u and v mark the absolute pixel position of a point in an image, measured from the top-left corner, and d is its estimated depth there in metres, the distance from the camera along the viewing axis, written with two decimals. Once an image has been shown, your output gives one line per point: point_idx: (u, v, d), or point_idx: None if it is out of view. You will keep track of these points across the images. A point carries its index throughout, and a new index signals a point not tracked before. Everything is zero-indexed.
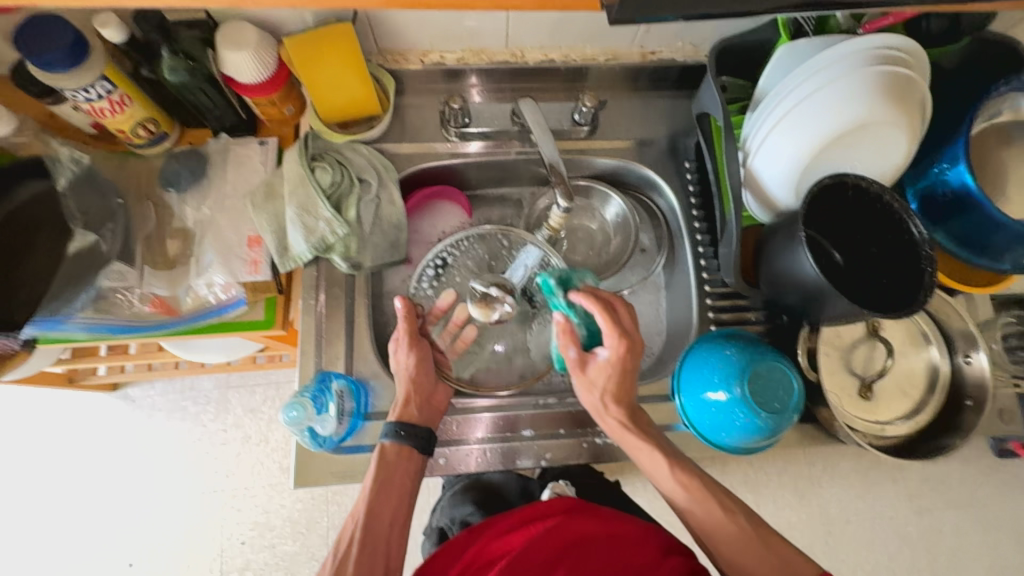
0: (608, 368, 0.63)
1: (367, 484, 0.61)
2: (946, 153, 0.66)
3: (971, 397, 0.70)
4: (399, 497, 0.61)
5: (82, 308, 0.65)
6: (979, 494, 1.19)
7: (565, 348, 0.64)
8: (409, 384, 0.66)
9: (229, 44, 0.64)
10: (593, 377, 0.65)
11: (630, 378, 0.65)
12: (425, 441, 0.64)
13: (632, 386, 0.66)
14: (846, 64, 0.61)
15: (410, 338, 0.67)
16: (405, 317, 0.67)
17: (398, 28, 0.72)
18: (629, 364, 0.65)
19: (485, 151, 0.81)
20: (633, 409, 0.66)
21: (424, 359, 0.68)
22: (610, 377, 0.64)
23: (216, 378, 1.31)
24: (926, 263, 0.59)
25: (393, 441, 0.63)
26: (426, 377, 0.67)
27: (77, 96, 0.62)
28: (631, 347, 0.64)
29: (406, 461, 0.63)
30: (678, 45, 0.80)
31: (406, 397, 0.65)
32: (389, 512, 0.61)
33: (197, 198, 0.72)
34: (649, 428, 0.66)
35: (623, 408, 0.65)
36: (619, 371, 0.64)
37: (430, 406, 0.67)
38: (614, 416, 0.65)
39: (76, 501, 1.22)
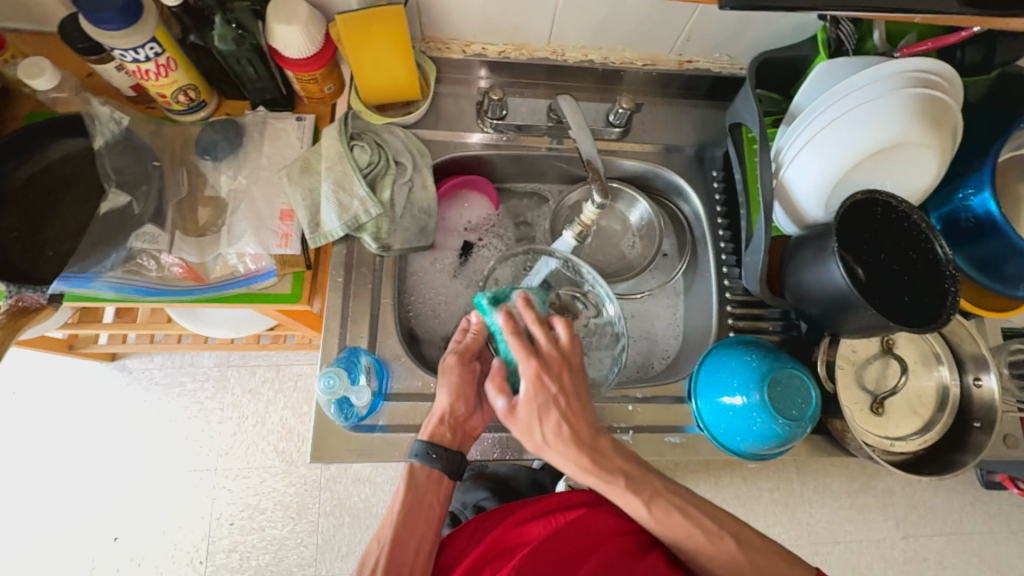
0: (535, 400, 0.57)
1: (394, 507, 0.59)
2: (972, 179, 0.68)
3: (979, 419, 0.71)
4: (426, 524, 0.59)
5: (112, 267, 0.64)
6: (965, 524, 1.21)
7: (494, 398, 0.58)
8: (448, 404, 0.62)
9: (280, 17, 0.64)
10: (526, 421, 0.57)
11: (570, 403, 0.58)
12: (455, 465, 0.62)
13: (586, 417, 0.59)
14: (885, 85, 0.63)
15: (466, 353, 0.63)
16: (474, 333, 0.64)
17: (445, 16, 0.73)
18: (558, 387, 0.57)
19: (489, 144, 0.81)
20: (591, 448, 0.58)
21: (469, 384, 0.63)
22: (544, 418, 0.57)
23: (217, 356, 1.30)
24: (950, 282, 0.61)
25: (422, 462, 0.61)
26: (466, 402, 0.63)
27: (124, 57, 0.62)
28: (551, 375, 0.58)
29: (435, 484, 0.61)
30: (715, 56, 0.81)
31: (439, 416, 0.62)
32: (415, 539, 0.58)
33: (232, 167, 0.72)
34: (613, 465, 0.59)
35: (563, 444, 0.57)
36: (549, 400, 0.57)
37: (463, 430, 0.64)
38: (561, 453, 0.57)
39: (66, 470, 1.20)
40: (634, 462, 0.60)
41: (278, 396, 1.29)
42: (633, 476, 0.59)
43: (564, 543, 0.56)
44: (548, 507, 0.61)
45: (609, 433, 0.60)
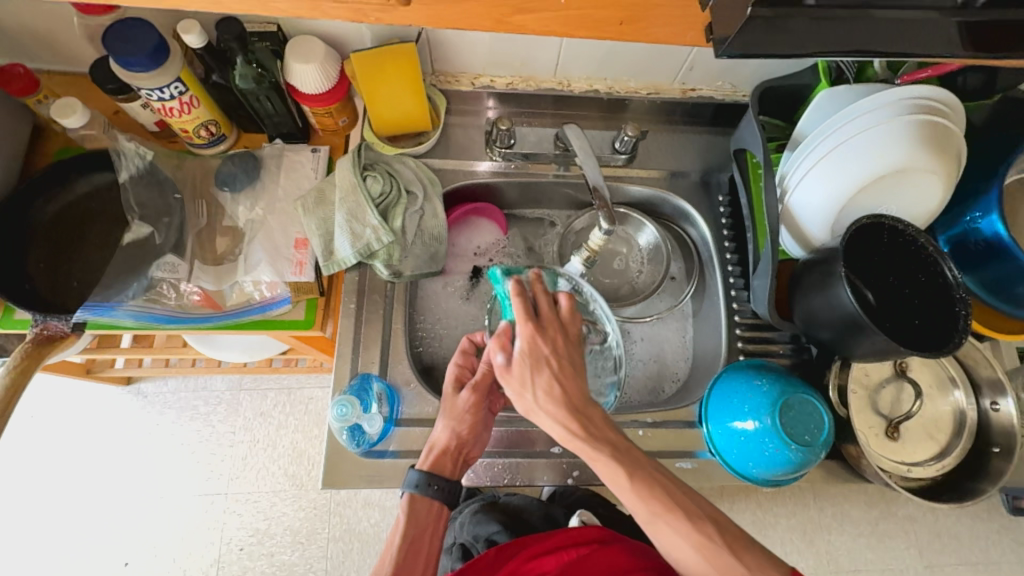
0: (527, 358, 0.59)
1: (396, 541, 0.61)
2: (978, 203, 0.68)
3: (998, 445, 0.70)
4: (426, 559, 0.61)
5: (134, 296, 0.66)
6: (992, 552, 1.17)
7: (493, 353, 0.62)
8: (450, 433, 0.65)
9: (297, 56, 0.67)
10: (519, 375, 0.60)
11: (560, 364, 0.60)
12: (453, 495, 0.64)
13: (575, 380, 0.60)
14: (887, 112, 0.63)
15: (474, 388, 0.67)
16: (487, 368, 0.68)
17: (455, 52, 0.76)
18: (549, 350, 0.60)
19: (496, 172, 0.83)
20: (580, 410, 0.58)
21: (476, 418, 0.66)
22: (535, 374, 0.59)
23: (230, 380, 1.32)
24: (960, 305, 0.59)
25: (421, 494, 0.63)
26: (469, 433, 0.66)
27: (151, 96, 0.66)
28: (546, 332, 0.60)
29: (435, 518, 0.64)
30: (717, 84, 0.83)
31: (443, 446, 0.65)
32: (416, 574, 0.60)
33: (249, 198, 0.75)
34: (603, 434, 0.58)
35: (558, 396, 0.58)
36: (539, 357, 0.59)
37: (462, 460, 0.66)
38: (552, 413, 0.58)
39: (79, 494, 1.21)
40: (623, 437, 0.59)
41: (290, 420, 1.29)
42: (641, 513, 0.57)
43: None
44: (560, 542, 0.60)
45: (620, 431, 0.59)
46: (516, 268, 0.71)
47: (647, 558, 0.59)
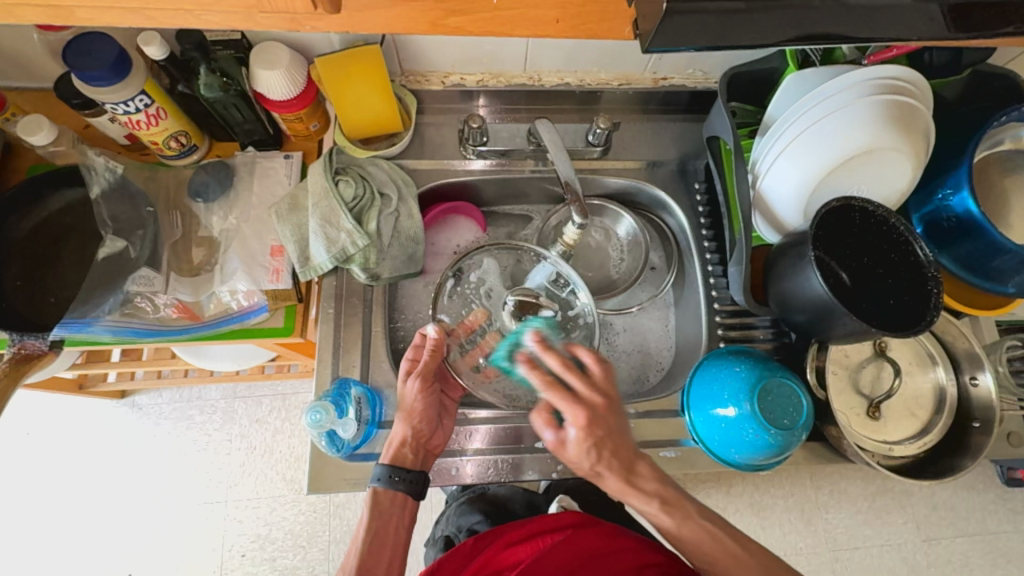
0: (588, 444, 0.57)
1: (360, 534, 0.62)
2: (950, 179, 0.68)
3: (978, 418, 0.71)
4: (391, 549, 0.63)
5: (110, 311, 0.67)
6: (989, 523, 1.18)
7: (542, 430, 0.59)
8: (406, 425, 0.66)
9: (262, 63, 0.67)
10: (576, 456, 0.58)
11: (616, 440, 0.58)
12: (417, 487, 0.65)
13: (623, 447, 0.59)
14: (853, 93, 0.63)
15: (423, 374, 0.68)
16: (432, 352, 0.68)
17: (422, 51, 0.76)
18: (606, 431, 0.58)
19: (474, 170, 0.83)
20: (631, 467, 0.59)
21: (430, 404, 0.68)
22: (591, 454, 0.57)
23: (224, 389, 1.32)
24: (933, 283, 0.61)
25: (384, 487, 0.64)
26: (426, 421, 0.67)
27: (116, 109, 0.65)
28: (601, 416, 0.58)
29: (400, 508, 0.65)
30: (689, 72, 0.83)
31: (402, 439, 0.66)
32: (382, 565, 0.61)
33: (224, 208, 0.75)
34: (648, 490, 0.60)
35: (615, 470, 0.58)
36: (599, 442, 0.57)
37: (425, 450, 0.68)
38: (610, 481, 0.59)
39: (79, 509, 1.22)
40: (669, 484, 0.61)
41: (286, 425, 1.30)
42: (668, 499, 0.61)
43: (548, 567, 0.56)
44: (538, 528, 0.61)
45: (649, 457, 0.61)
46: (509, 341, 0.71)
47: (618, 541, 0.61)
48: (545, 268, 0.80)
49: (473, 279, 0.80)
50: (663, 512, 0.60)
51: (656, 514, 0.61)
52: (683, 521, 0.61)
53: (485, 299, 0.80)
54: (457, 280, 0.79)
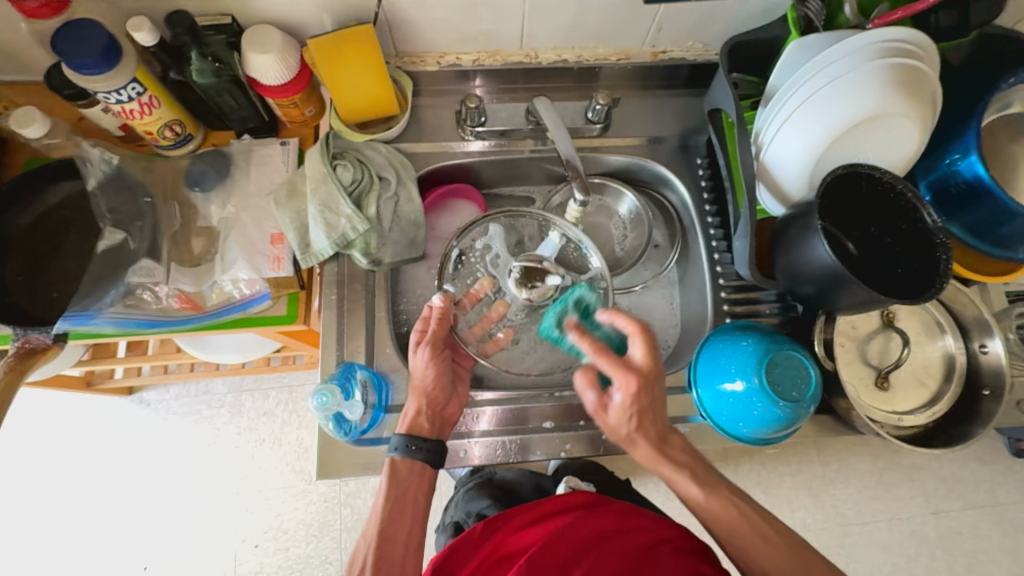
0: (631, 412, 0.57)
1: (380, 501, 0.63)
2: (957, 144, 0.66)
3: (988, 387, 0.70)
4: (412, 516, 0.63)
5: (113, 303, 0.66)
6: (998, 495, 1.17)
7: (584, 391, 0.59)
8: (419, 396, 0.66)
9: (254, 47, 0.66)
10: (615, 421, 0.58)
11: (657, 408, 0.58)
12: (435, 454, 0.65)
13: (659, 416, 0.59)
14: (858, 58, 0.62)
15: (433, 342, 0.67)
16: (439, 321, 0.68)
17: (416, 31, 0.74)
18: (650, 400, 0.57)
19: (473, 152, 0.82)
20: (663, 438, 0.60)
21: (441, 371, 0.68)
22: (632, 419, 0.57)
23: (231, 382, 1.32)
24: (942, 250, 0.60)
25: (403, 455, 0.64)
26: (439, 390, 0.68)
27: (109, 99, 0.64)
28: (650, 383, 0.56)
29: (418, 476, 0.65)
30: (688, 44, 0.81)
31: (417, 410, 0.66)
32: (402, 534, 0.62)
33: (222, 197, 0.74)
34: (678, 459, 0.60)
35: (650, 438, 0.59)
36: (643, 409, 0.57)
37: (442, 419, 0.68)
38: (642, 447, 0.60)
39: (93, 504, 1.23)
40: (697, 458, 0.62)
41: (294, 417, 1.30)
42: (698, 470, 0.61)
43: (558, 546, 0.56)
44: (547, 511, 0.61)
45: (678, 431, 0.62)
46: (558, 308, 0.71)
47: (630, 519, 0.60)
48: (556, 237, 0.79)
49: (479, 246, 0.80)
50: (691, 483, 0.60)
51: (686, 491, 0.60)
52: (711, 493, 0.61)
53: (492, 267, 0.80)
54: (462, 250, 0.78)
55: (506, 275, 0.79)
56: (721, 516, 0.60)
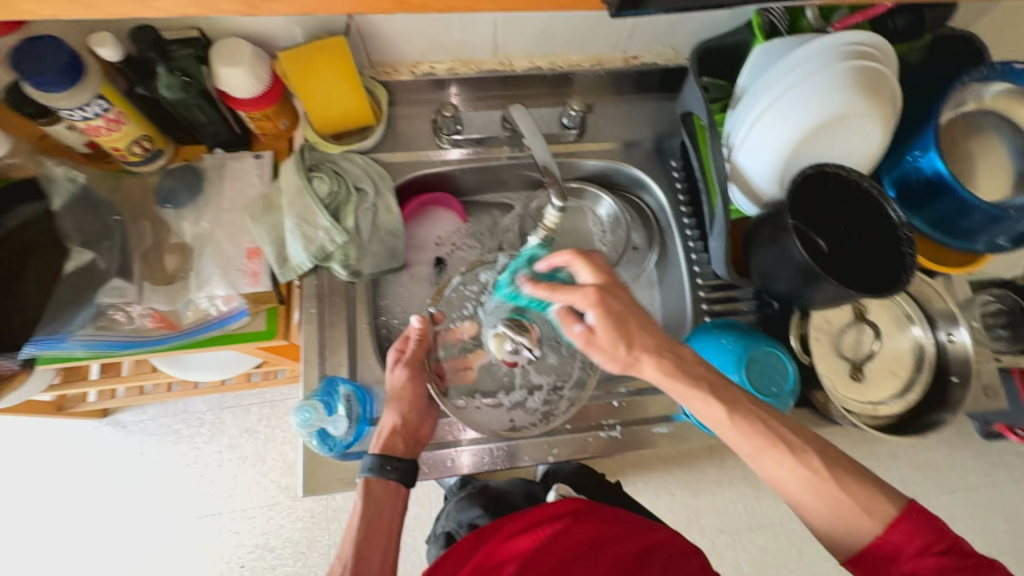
0: (611, 318, 0.56)
1: (354, 523, 0.63)
2: (918, 142, 0.69)
3: (956, 373, 0.73)
4: (386, 535, 0.64)
5: (82, 325, 0.66)
6: (970, 477, 1.22)
7: (571, 330, 0.57)
8: (396, 415, 0.68)
9: (223, 60, 0.65)
10: (610, 340, 0.56)
11: (637, 316, 0.57)
12: (408, 473, 0.65)
13: (646, 324, 0.57)
14: (821, 61, 0.64)
15: (410, 364, 0.70)
16: (416, 343, 0.71)
17: (389, 41, 0.74)
18: (622, 304, 0.57)
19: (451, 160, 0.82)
20: (668, 350, 0.57)
21: (415, 395, 0.69)
22: (621, 331, 0.56)
23: (210, 400, 1.29)
24: (907, 245, 0.61)
25: (377, 476, 0.64)
26: (415, 411, 0.69)
27: (73, 116, 0.63)
28: (611, 289, 0.57)
29: (393, 497, 0.65)
30: (660, 49, 0.83)
31: (392, 427, 0.67)
32: (377, 554, 0.62)
33: (195, 213, 0.73)
34: (696, 372, 0.57)
35: (650, 350, 0.56)
36: (620, 315, 0.56)
37: (415, 440, 0.69)
38: (648, 365, 0.56)
39: (67, 533, 1.19)
40: (714, 371, 0.58)
41: (276, 433, 1.28)
42: (717, 385, 0.57)
43: (548, 554, 0.56)
44: (535, 519, 0.60)
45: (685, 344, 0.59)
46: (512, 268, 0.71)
47: (617, 526, 0.61)
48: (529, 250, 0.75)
49: (480, 279, 0.76)
50: (711, 401, 0.56)
51: (710, 414, 0.56)
52: (734, 408, 0.56)
53: (482, 311, 0.76)
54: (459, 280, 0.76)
55: (487, 326, 0.75)
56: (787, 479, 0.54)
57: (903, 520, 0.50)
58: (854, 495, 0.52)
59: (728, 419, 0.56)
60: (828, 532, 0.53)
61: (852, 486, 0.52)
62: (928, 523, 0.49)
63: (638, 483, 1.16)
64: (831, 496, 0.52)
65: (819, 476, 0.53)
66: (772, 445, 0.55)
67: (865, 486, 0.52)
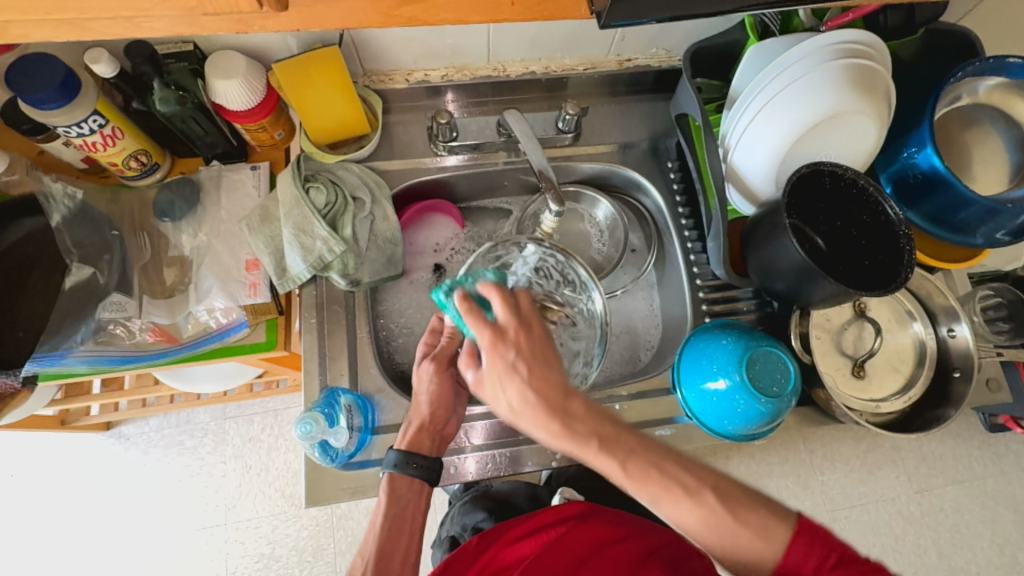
0: (498, 368, 0.51)
1: (377, 521, 0.62)
2: (913, 137, 0.69)
3: (959, 368, 0.73)
4: (409, 535, 0.62)
5: (83, 341, 0.65)
6: (976, 469, 1.21)
7: (464, 370, 0.54)
8: (428, 411, 0.67)
9: (218, 73, 0.65)
10: (495, 387, 0.51)
11: (534, 359, 0.51)
12: (434, 471, 0.65)
13: (548, 382, 0.51)
14: (814, 60, 0.64)
15: (433, 363, 0.68)
16: (448, 338, 0.68)
17: (382, 49, 0.74)
18: (519, 347, 0.51)
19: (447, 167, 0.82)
20: (562, 405, 0.51)
21: (444, 390, 0.68)
22: (512, 373, 0.50)
23: (213, 410, 1.29)
24: (904, 241, 0.61)
25: (401, 471, 0.64)
26: (443, 407, 0.68)
27: (69, 132, 0.63)
28: (509, 339, 0.51)
29: (417, 494, 0.65)
30: (652, 51, 0.83)
31: (419, 424, 0.66)
32: (399, 553, 0.61)
33: (193, 225, 0.73)
34: (584, 428, 0.52)
35: (539, 407, 0.50)
36: (511, 364, 0.50)
37: (440, 437, 0.68)
38: (532, 420, 0.51)
39: (72, 546, 1.19)
40: (609, 421, 0.54)
41: (280, 441, 1.28)
42: (608, 436, 0.53)
43: (551, 559, 0.56)
44: (539, 524, 0.61)
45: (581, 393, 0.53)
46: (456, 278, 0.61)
47: (620, 528, 0.61)
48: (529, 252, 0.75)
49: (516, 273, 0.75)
50: (602, 456, 0.52)
51: (603, 466, 0.53)
52: (627, 458, 0.53)
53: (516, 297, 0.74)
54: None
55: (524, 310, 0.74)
56: (678, 497, 0.54)
57: (797, 538, 0.51)
58: (744, 520, 0.53)
59: (620, 471, 0.53)
60: (719, 546, 0.54)
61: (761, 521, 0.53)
62: (821, 538, 0.51)
63: None
64: (725, 529, 0.53)
65: (714, 514, 0.53)
66: (668, 490, 0.54)
67: (757, 511, 0.53)
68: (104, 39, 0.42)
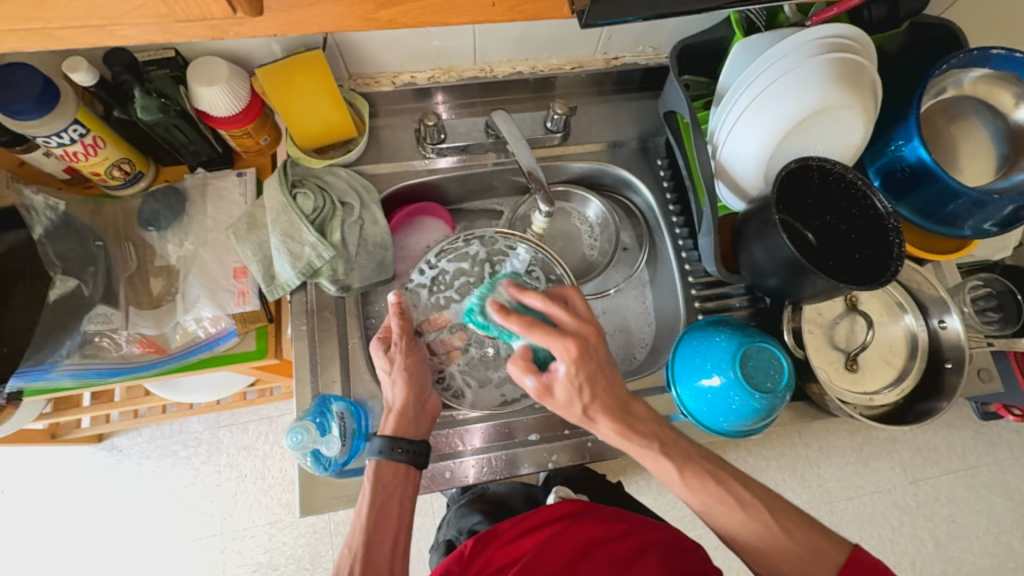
0: (577, 382, 0.55)
1: (363, 511, 0.60)
2: (900, 130, 0.69)
3: (950, 359, 0.73)
4: (397, 522, 0.61)
5: (69, 354, 0.64)
6: (970, 458, 1.22)
7: (522, 379, 0.57)
8: (408, 389, 0.66)
9: (200, 79, 0.64)
10: (565, 398, 0.56)
11: (606, 378, 0.57)
12: (421, 456, 0.64)
13: (610, 383, 0.57)
14: (800, 56, 0.64)
15: (402, 340, 0.68)
16: (399, 320, 0.67)
17: (367, 53, 0.74)
18: (595, 364, 0.56)
19: (435, 169, 0.82)
20: (624, 409, 0.58)
21: (414, 363, 0.68)
22: (581, 392, 0.56)
23: (206, 419, 1.27)
24: (894, 234, 0.61)
25: (386, 459, 0.62)
26: (420, 380, 0.67)
27: (49, 142, 0.62)
28: (588, 348, 0.56)
29: (402, 479, 0.63)
30: (639, 49, 0.83)
31: (396, 406, 0.65)
32: (387, 541, 0.60)
33: (178, 234, 0.72)
34: (646, 432, 0.59)
35: (607, 412, 0.58)
36: (589, 377, 0.55)
37: (421, 412, 0.66)
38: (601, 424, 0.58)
39: (66, 561, 1.17)
40: (667, 428, 0.61)
41: (274, 448, 1.27)
42: (667, 441, 0.60)
43: (546, 557, 0.56)
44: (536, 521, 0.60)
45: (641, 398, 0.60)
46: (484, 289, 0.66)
47: (617, 525, 0.61)
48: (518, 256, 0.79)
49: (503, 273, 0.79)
50: (661, 461, 0.58)
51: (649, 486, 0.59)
52: (684, 464, 0.58)
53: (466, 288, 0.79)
54: (431, 268, 0.78)
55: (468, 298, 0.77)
56: None
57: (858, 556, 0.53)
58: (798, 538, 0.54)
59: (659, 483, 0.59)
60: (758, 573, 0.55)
61: (796, 526, 0.55)
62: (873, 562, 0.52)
63: (642, 482, 1.16)
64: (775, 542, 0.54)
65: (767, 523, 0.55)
66: (723, 501, 0.57)
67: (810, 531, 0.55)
68: (72, 47, 0.41)
